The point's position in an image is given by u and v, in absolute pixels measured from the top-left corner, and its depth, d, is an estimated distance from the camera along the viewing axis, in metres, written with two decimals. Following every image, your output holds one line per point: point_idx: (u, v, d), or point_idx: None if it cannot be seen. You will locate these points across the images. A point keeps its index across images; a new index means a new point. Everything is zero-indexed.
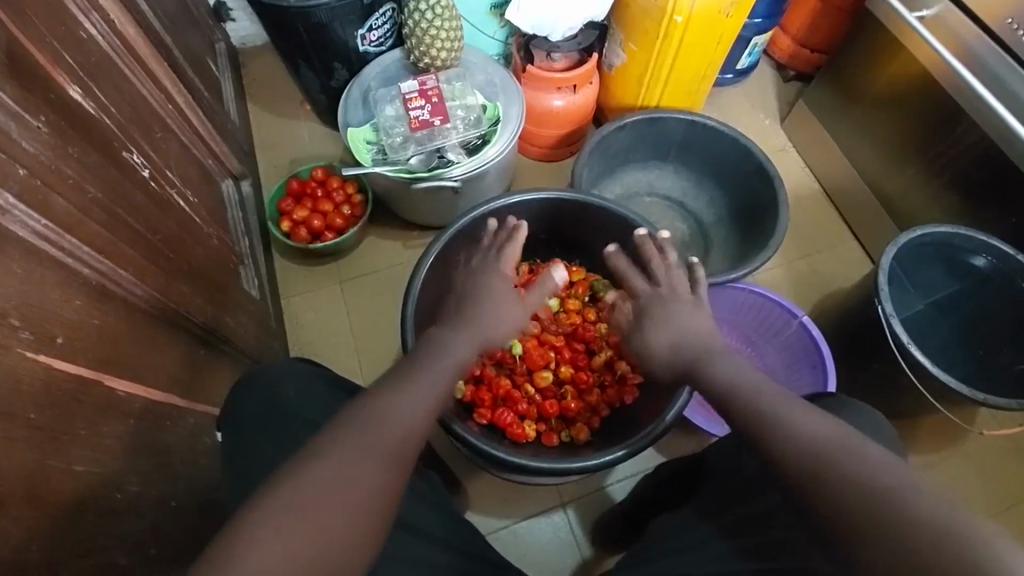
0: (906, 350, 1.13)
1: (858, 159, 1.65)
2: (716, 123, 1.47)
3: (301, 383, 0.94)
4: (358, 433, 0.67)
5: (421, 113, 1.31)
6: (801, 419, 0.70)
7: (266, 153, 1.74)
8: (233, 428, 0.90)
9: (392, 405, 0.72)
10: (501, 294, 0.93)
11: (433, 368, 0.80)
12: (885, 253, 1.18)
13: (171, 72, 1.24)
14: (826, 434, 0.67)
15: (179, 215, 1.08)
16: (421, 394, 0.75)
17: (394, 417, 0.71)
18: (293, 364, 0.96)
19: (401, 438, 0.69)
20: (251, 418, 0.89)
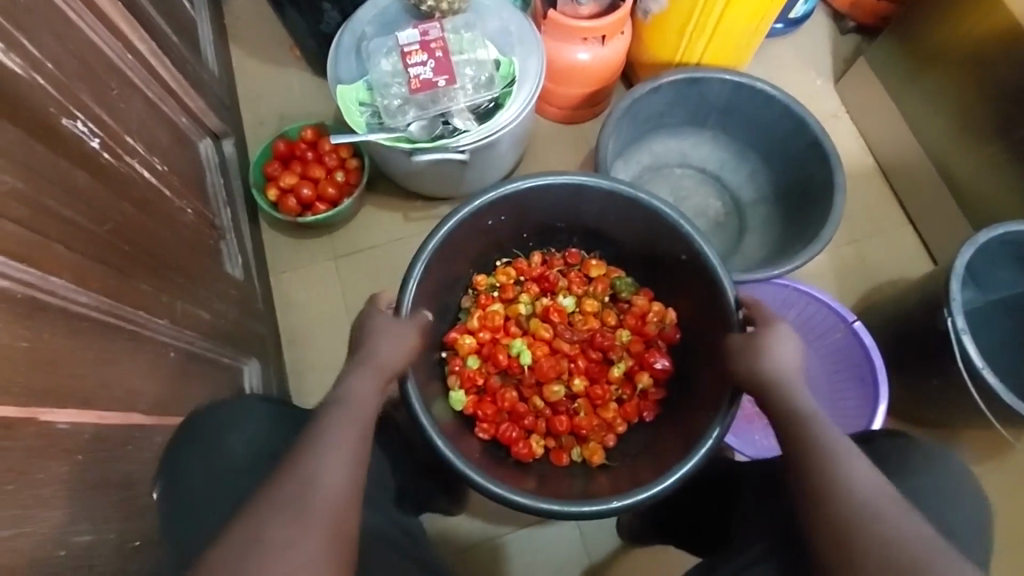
0: (978, 375, 0.99)
1: (925, 130, 1.44)
2: (767, 87, 1.26)
3: (264, 421, 0.85)
4: (292, 481, 0.61)
5: (422, 70, 1.12)
6: (860, 477, 0.65)
7: (251, 107, 1.55)
8: (163, 476, 0.79)
9: (323, 441, 0.65)
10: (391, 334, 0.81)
11: (337, 427, 0.67)
12: (960, 254, 1.02)
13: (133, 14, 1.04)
14: (884, 499, 0.63)
15: (142, 193, 0.93)
16: (339, 426, 0.67)
17: (325, 455, 0.64)
18: (242, 403, 0.86)
19: (337, 478, 0.62)
20: (201, 450, 0.81)
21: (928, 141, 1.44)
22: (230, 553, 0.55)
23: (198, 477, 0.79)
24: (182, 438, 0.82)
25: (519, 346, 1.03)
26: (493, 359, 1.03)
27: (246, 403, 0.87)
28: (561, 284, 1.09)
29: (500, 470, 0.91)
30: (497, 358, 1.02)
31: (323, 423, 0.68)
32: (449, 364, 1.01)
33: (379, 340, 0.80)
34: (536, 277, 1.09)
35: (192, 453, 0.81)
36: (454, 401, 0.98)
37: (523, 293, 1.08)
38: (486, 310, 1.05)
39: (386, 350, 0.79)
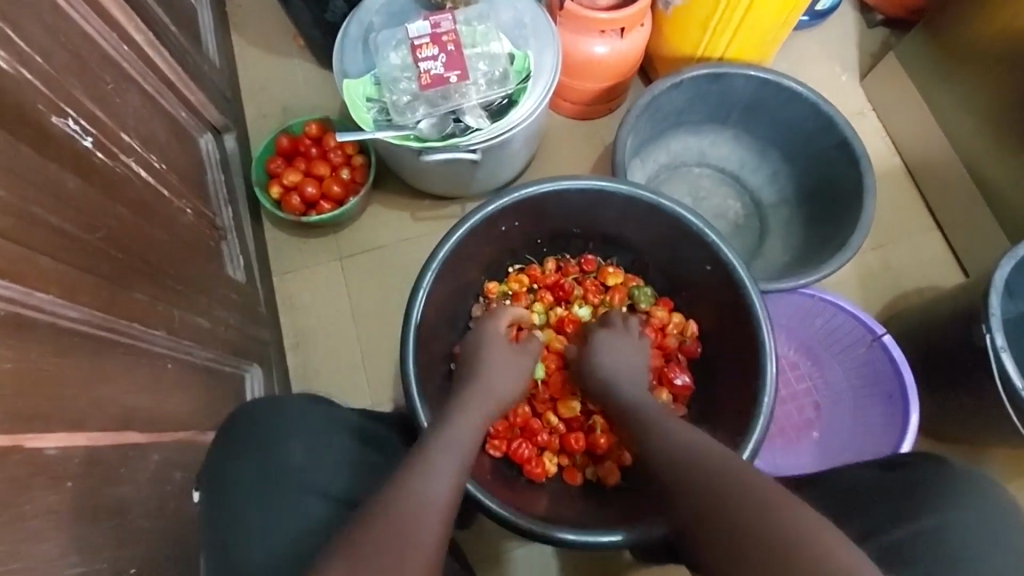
0: (1016, 396, 0.94)
1: (958, 130, 1.37)
2: (794, 84, 1.19)
3: (317, 430, 0.75)
4: (394, 514, 0.57)
5: (433, 65, 1.06)
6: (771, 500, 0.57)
7: (253, 99, 1.49)
8: (211, 471, 0.72)
9: (427, 469, 0.63)
10: (504, 367, 0.83)
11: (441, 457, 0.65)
12: (1000, 267, 0.97)
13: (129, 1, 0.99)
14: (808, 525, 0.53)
15: (137, 194, 0.88)
16: (445, 454, 0.66)
17: (429, 483, 0.61)
18: (290, 404, 0.77)
19: (442, 500, 0.61)
20: (263, 450, 0.73)
21: (961, 142, 1.37)
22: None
23: (251, 480, 0.71)
24: (230, 431, 0.75)
25: None
26: None
27: (286, 400, 0.78)
28: (577, 292, 1.03)
29: (511, 490, 0.87)
30: None
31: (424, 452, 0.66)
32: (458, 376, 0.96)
33: (490, 372, 0.82)
34: (550, 284, 1.04)
35: (250, 450, 0.73)
36: None
37: (536, 302, 1.03)
38: None
39: (498, 380, 0.81)
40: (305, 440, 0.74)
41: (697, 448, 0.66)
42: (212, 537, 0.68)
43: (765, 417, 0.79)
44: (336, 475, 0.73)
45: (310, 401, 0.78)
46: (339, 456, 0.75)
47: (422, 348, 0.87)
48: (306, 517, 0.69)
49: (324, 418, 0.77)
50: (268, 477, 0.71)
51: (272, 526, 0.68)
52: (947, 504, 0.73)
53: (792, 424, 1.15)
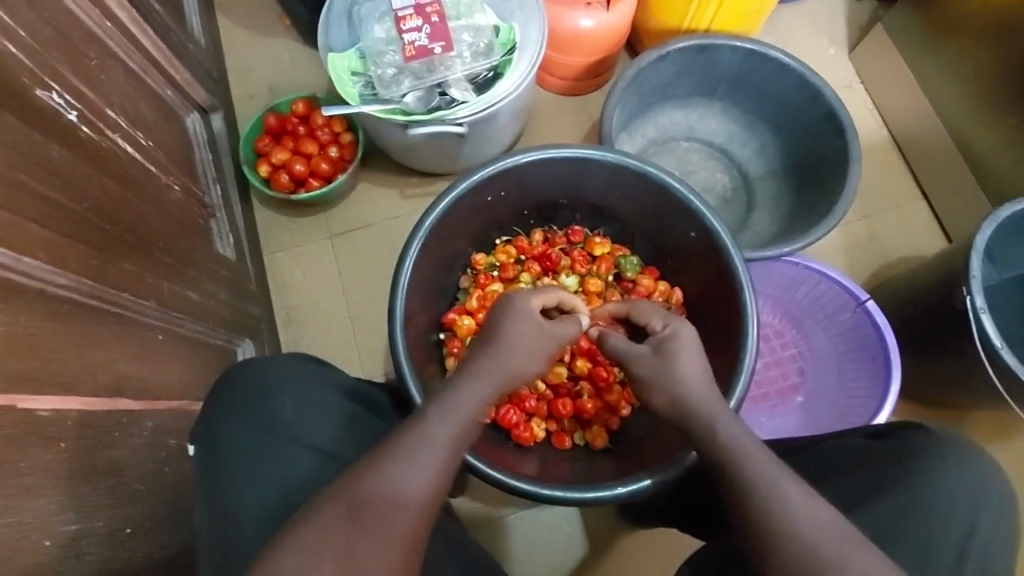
0: (996, 357, 0.96)
1: (945, 100, 1.38)
2: (781, 54, 1.20)
3: (311, 387, 0.77)
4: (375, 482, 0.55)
5: (417, 37, 1.06)
6: (793, 496, 0.55)
7: (240, 80, 1.49)
8: (204, 427, 0.74)
9: (416, 444, 0.58)
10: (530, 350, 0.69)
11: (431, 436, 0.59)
12: (981, 231, 0.99)
13: None
14: (826, 529, 0.52)
15: (125, 168, 0.88)
16: (437, 430, 0.59)
17: (414, 461, 0.57)
18: (285, 362, 0.79)
19: (420, 492, 0.55)
20: (251, 407, 0.74)
21: (946, 112, 1.38)
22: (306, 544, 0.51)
23: (238, 437, 0.72)
24: (224, 389, 0.77)
25: None
26: None
27: (282, 359, 0.80)
28: (564, 263, 1.04)
29: (501, 453, 0.89)
30: None
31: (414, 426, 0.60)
32: (447, 346, 0.98)
33: (514, 352, 0.68)
34: (538, 255, 1.05)
35: (239, 406, 0.74)
36: None
37: (523, 272, 1.04)
38: (486, 290, 1.01)
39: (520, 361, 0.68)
40: (294, 397, 0.75)
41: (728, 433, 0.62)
42: (203, 492, 0.70)
43: (746, 374, 0.80)
44: (323, 430, 0.74)
45: (301, 362, 0.80)
46: (328, 412, 0.76)
47: (410, 317, 0.88)
48: (297, 468, 0.70)
49: (313, 376, 0.78)
50: (262, 429, 0.73)
51: (264, 476, 0.70)
52: (924, 459, 0.74)
53: (776, 387, 1.17)
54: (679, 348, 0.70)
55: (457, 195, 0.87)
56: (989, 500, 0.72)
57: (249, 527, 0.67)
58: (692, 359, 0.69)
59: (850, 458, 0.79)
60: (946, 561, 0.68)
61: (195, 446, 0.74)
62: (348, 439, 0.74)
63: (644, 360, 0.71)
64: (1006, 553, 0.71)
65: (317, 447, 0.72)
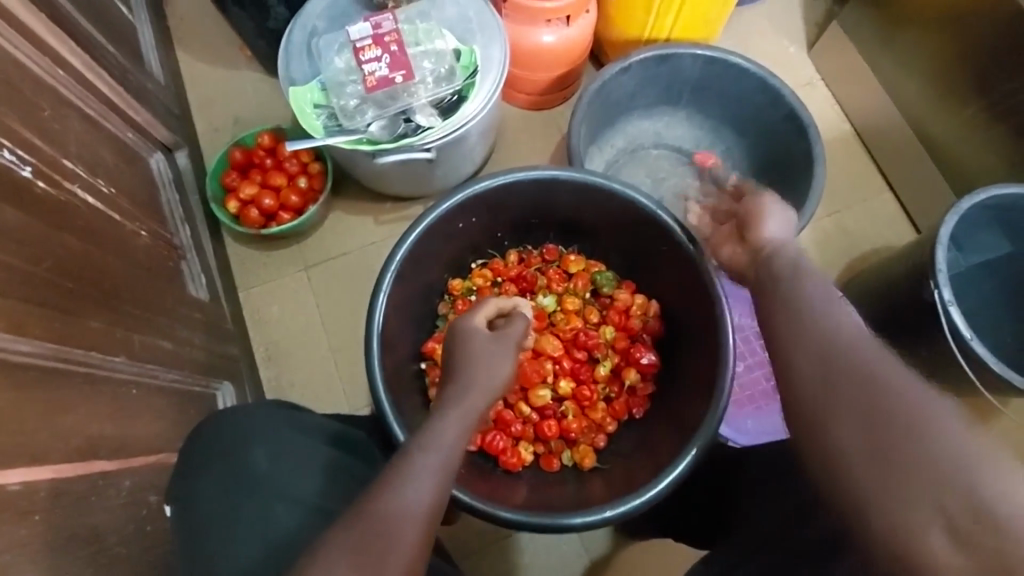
0: (967, 346, 0.99)
1: (904, 93, 1.41)
2: (741, 59, 1.22)
3: (284, 433, 0.76)
4: (372, 514, 0.56)
5: (377, 66, 1.05)
6: (923, 427, 0.51)
7: (204, 112, 1.47)
8: (180, 483, 0.73)
9: (409, 470, 0.60)
10: (490, 361, 0.73)
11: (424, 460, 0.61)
12: (944, 223, 1.02)
13: (64, 24, 0.96)
14: (955, 443, 0.49)
15: (88, 220, 0.87)
16: (425, 454, 0.61)
17: (409, 483, 0.58)
18: (257, 413, 0.78)
19: (419, 514, 0.57)
20: (225, 458, 0.73)
21: (904, 104, 1.41)
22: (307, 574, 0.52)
23: (214, 490, 0.71)
24: (199, 443, 0.76)
25: None
26: None
27: (256, 408, 0.79)
28: (541, 283, 1.05)
29: (488, 483, 0.88)
30: None
31: (405, 454, 0.62)
32: (428, 375, 0.99)
33: (481, 369, 0.71)
34: (514, 277, 1.05)
35: (213, 459, 0.74)
36: None
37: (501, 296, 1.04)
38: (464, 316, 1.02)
39: (484, 374, 0.71)
40: (268, 445, 0.74)
41: (809, 364, 0.59)
42: (185, 553, 0.68)
43: (726, 387, 0.81)
44: (302, 479, 0.72)
45: (276, 408, 0.80)
46: (307, 459, 0.75)
47: (388, 352, 0.87)
48: (274, 521, 0.68)
49: (287, 423, 0.78)
50: (236, 482, 0.71)
51: (239, 532, 0.68)
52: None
53: (759, 390, 1.18)
54: (765, 219, 0.77)
55: (426, 224, 0.87)
56: None
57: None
58: (778, 230, 0.76)
59: None
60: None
61: (172, 506, 0.73)
62: (328, 485, 0.73)
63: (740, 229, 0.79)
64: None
65: (293, 497, 0.71)
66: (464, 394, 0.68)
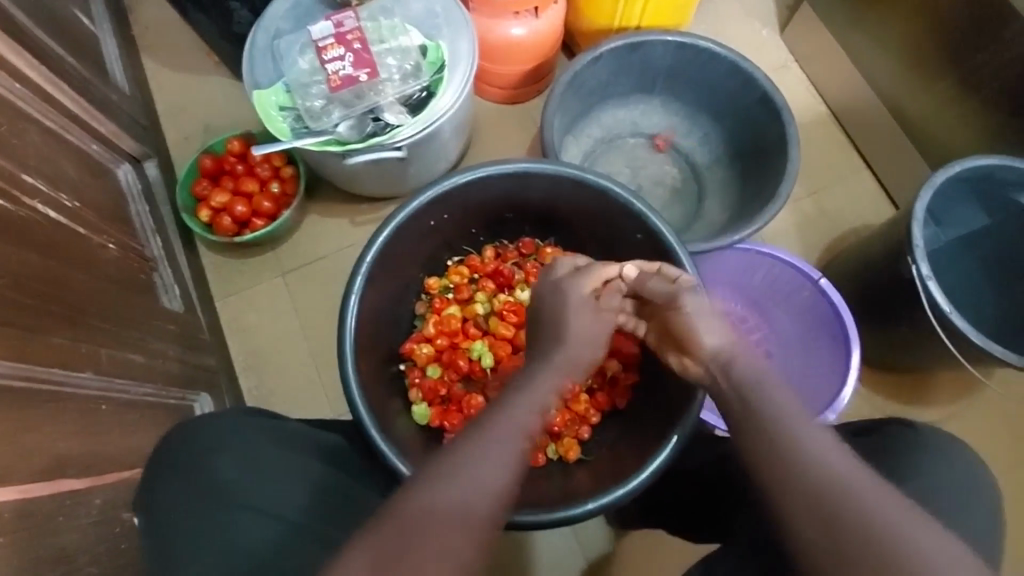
0: (947, 320, 0.97)
1: (878, 71, 1.40)
2: (711, 44, 1.21)
3: (251, 441, 0.74)
4: (425, 502, 0.54)
5: (341, 66, 1.04)
6: (866, 495, 0.55)
7: (174, 121, 1.44)
8: (143, 497, 0.70)
9: (481, 445, 0.58)
10: (583, 328, 0.74)
11: (501, 433, 0.60)
12: (920, 198, 1.01)
13: (20, 36, 0.94)
14: (890, 513, 0.54)
15: (50, 235, 0.84)
16: (507, 429, 0.60)
17: (477, 463, 0.57)
18: (222, 420, 0.76)
19: (486, 499, 0.55)
20: (191, 472, 0.71)
21: (877, 82, 1.41)
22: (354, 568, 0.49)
23: (180, 504, 0.69)
24: (162, 454, 0.73)
25: (480, 349, 1.00)
26: (454, 366, 1.00)
27: (222, 414, 0.77)
28: (518, 277, 1.04)
29: None
30: (457, 364, 0.99)
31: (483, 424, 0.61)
32: (408, 376, 0.99)
33: (572, 336, 0.73)
34: (490, 272, 1.04)
35: (177, 473, 0.71)
36: (418, 415, 0.95)
37: (478, 292, 1.04)
38: (442, 314, 1.01)
39: (576, 344, 0.72)
40: (237, 456, 0.72)
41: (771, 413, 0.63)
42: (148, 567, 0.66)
43: None
44: (275, 491, 0.71)
45: (248, 417, 0.78)
46: (281, 468, 0.73)
47: (363, 355, 0.85)
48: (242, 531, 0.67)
49: (259, 433, 0.76)
50: (201, 491, 0.69)
51: (204, 543, 0.66)
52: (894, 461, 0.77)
53: None
54: (699, 314, 0.73)
55: (397, 223, 0.85)
56: (946, 476, 0.75)
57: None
58: (714, 325, 0.73)
59: None
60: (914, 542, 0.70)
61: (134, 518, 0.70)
62: (300, 495, 0.72)
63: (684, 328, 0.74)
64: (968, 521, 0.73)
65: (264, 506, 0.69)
66: (551, 364, 0.69)
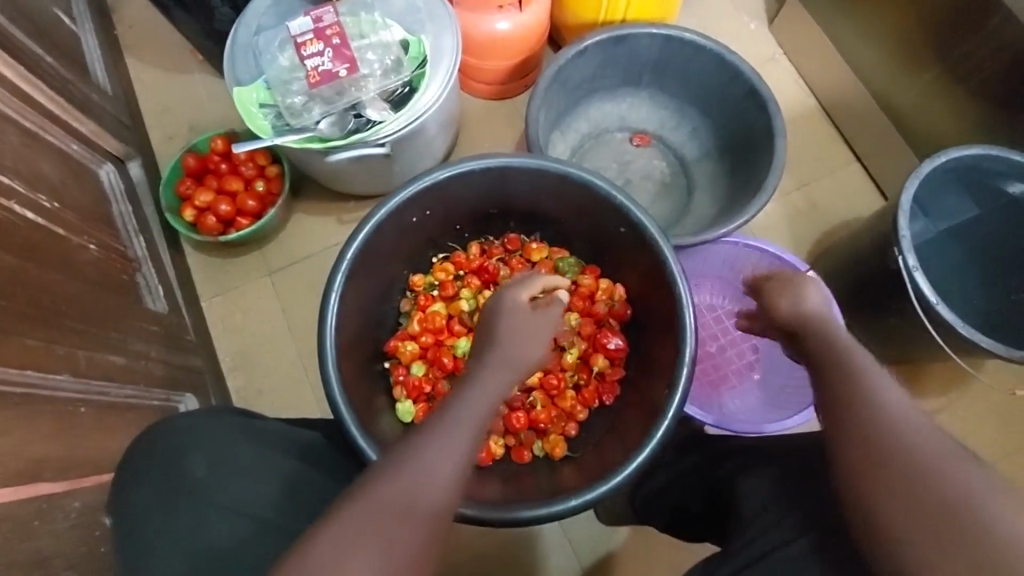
0: (933, 311, 0.97)
1: (866, 62, 1.40)
2: (697, 37, 1.20)
3: (226, 441, 0.73)
4: (386, 492, 0.52)
5: (320, 61, 1.02)
6: (940, 458, 0.53)
7: (158, 120, 1.43)
8: (117, 500, 0.70)
9: (426, 446, 0.56)
10: (526, 334, 0.70)
11: (438, 438, 0.57)
12: (905, 189, 1.00)
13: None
14: (973, 479, 0.51)
15: (27, 235, 0.83)
16: (457, 430, 0.58)
17: (423, 463, 0.54)
18: (198, 419, 0.75)
19: (431, 499, 0.53)
20: (166, 471, 0.70)
21: (865, 74, 1.40)
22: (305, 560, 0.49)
23: (153, 504, 0.68)
24: (140, 453, 0.73)
25: (464, 346, 0.98)
26: (439, 363, 0.99)
27: (199, 413, 0.77)
28: (503, 273, 1.03)
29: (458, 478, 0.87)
30: (442, 362, 0.98)
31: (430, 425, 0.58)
32: (393, 374, 0.98)
33: (516, 341, 0.69)
34: (475, 268, 1.03)
35: (153, 472, 0.70)
36: (403, 413, 0.95)
37: (463, 289, 1.03)
38: (427, 312, 1.00)
39: (521, 347, 0.69)
40: (209, 454, 0.71)
41: (845, 377, 0.62)
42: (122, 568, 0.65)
43: (689, 365, 0.80)
44: (248, 488, 0.70)
45: (225, 417, 0.77)
46: (255, 468, 0.72)
47: (344, 353, 0.84)
48: (215, 530, 0.66)
49: (231, 431, 0.75)
50: (175, 490, 0.69)
51: (177, 544, 0.65)
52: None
53: (732, 368, 1.17)
54: (805, 285, 0.75)
55: (378, 219, 0.84)
56: None
57: None
58: (819, 299, 0.73)
59: None
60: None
61: (112, 519, 0.70)
62: (274, 491, 0.70)
63: (780, 296, 0.75)
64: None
65: (237, 506, 0.68)
66: (494, 364, 0.66)
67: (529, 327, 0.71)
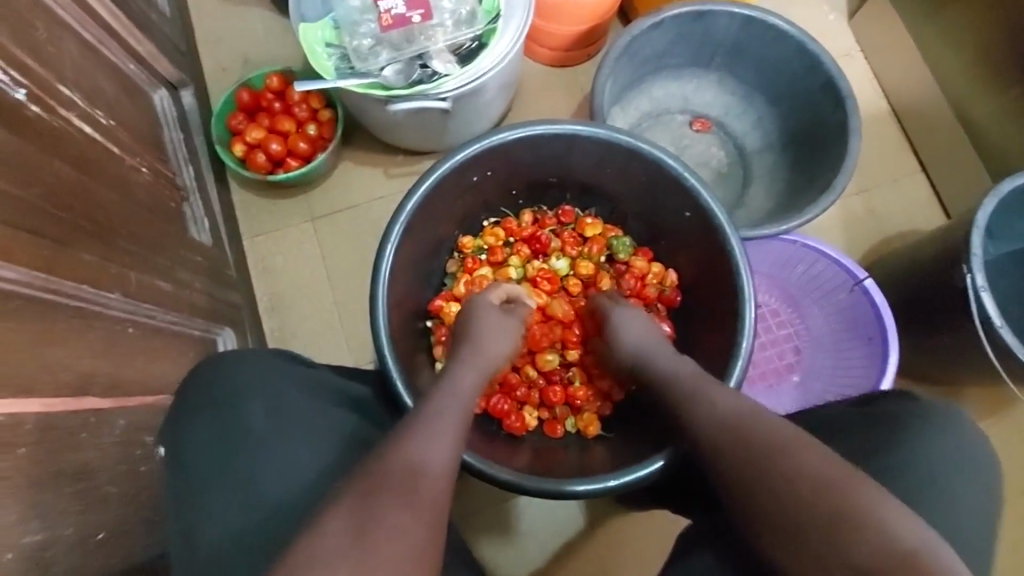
0: (995, 334, 0.94)
1: (947, 69, 1.32)
2: (781, 21, 1.14)
3: (282, 388, 0.74)
4: (391, 467, 0.55)
5: (394, 5, 1.00)
6: (801, 460, 0.57)
7: (213, 51, 1.41)
8: (169, 430, 0.73)
9: (418, 426, 0.61)
10: (497, 332, 0.78)
11: (427, 421, 0.62)
12: (982, 207, 0.95)
13: None
14: (827, 477, 0.55)
15: (82, 151, 0.82)
16: (444, 412, 0.63)
17: (420, 440, 0.59)
18: (257, 362, 0.76)
19: (433, 468, 0.57)
20: (227, 411, 0.72)
21: (947, 79, 1.33)
22: (333, 525, 0.50)
23: (211, 442, 0.71)
24: (197, 384, 0.75)
25: None
26: None
27: (256, 354, 0.78)
28: (555, 244, 1.01)
29: (492, 444, 0.87)
30: None
31: (418, 412, 0.63)
32: (434, 334, 0.96)
33: (487, 337, 0.77)
34: (527, 237, 1.01)
35: (212, 409, 0.72)
36: None
37: (513, 256, 1.01)
38: (473, 275, 0.98)
39: (492, 342, 0.76)
40: (268, 403, 0.73)
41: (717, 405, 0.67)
42: (174, 500, 0.69)
43: (744, 359, 0.78)
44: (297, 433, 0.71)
45: (284, 364, 0.78)
46: (306, 417, 0.73)
47: (392, 307, 0.84)
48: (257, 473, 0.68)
49: (280, 379, 0.76)
50: (232, 431, 0.71)
51: (229, 488, 0.68)
52: (900, 429, 0.73)
53: (773, 368, 1.16)
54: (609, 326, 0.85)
55: (441, 173, 0.83)
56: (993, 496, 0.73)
57: (223, 529, 0.65)
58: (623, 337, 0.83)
59: (844, 418, 0.78)
60: (947, 532, 0.66)
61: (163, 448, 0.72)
62: (323, 440, 0.71)
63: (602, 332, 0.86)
64: (987, 521, 0.70)
65: (291, 450, 0.70)
66: (467, 356, 0.73)
67: (501, 325, 0.79)
